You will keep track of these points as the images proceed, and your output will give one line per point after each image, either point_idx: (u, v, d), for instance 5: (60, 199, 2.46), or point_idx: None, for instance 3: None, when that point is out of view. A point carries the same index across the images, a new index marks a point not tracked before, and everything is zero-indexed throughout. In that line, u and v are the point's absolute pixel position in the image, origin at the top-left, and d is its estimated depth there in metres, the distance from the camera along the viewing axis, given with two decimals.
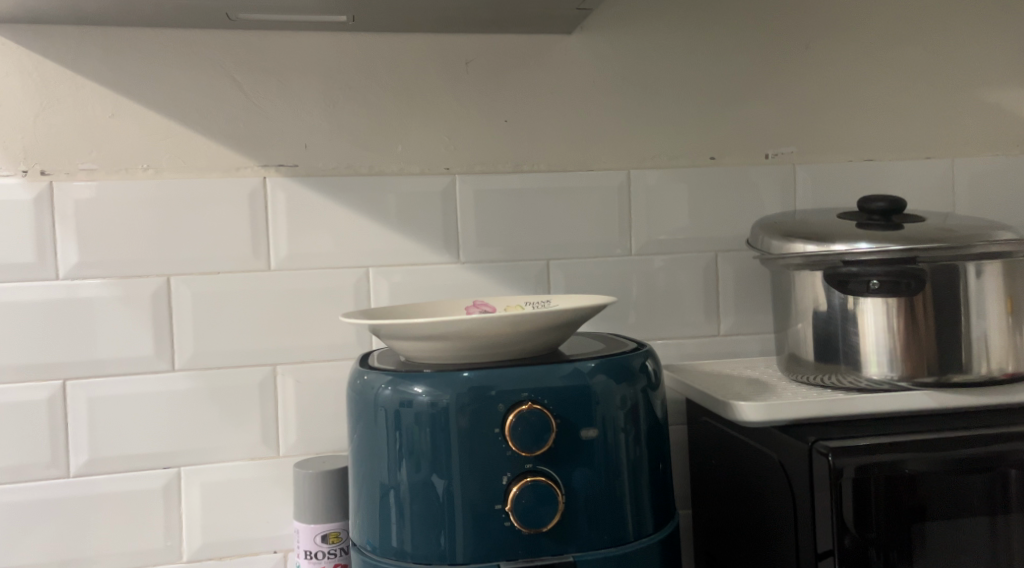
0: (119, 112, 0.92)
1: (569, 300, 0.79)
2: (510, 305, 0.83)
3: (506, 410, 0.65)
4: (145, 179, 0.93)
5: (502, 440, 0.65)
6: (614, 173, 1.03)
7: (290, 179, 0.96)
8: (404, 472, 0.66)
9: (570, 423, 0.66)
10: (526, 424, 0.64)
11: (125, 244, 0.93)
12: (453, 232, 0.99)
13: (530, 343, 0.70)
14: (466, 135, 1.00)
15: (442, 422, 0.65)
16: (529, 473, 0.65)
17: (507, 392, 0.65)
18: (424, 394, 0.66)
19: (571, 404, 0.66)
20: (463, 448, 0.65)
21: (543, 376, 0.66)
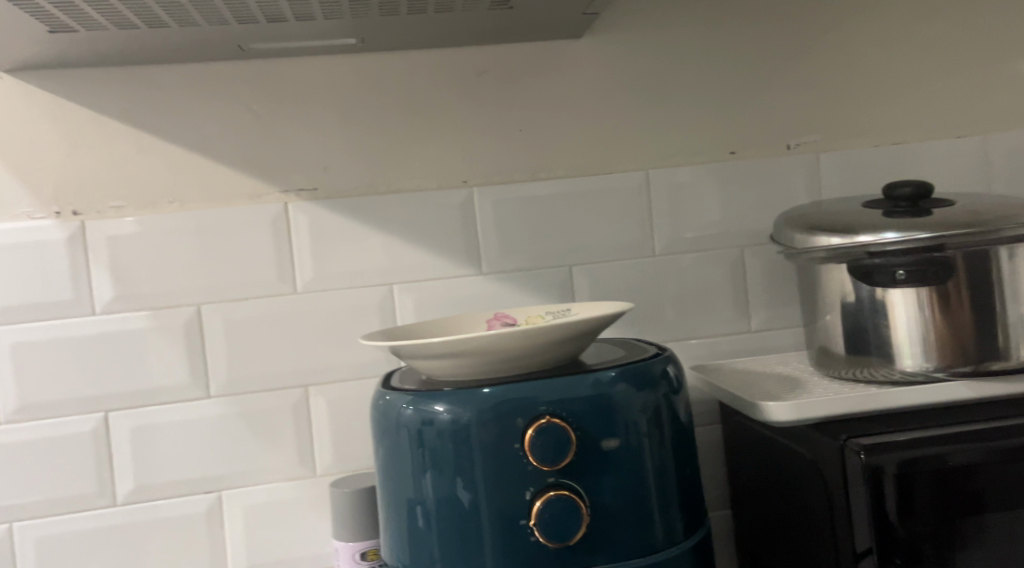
0: (142, 148, 0.95)
1: (590, 308, 0.79)
2: (531, 316, 0.83)
3: (526, 424, 0.65)
4: (170, 212, 0.95)
5: (523, 454, 0.65)
6: (634, 174, 1.02)
7: (311, 202, 0.97)
8: (430, 488, 0.66)
9: (590, 434, 0.65)
10: (545, 439, 0.64)
11: (156, 277, 0.95)
12: (474, 244, 1.00)
13: (550, 355, 0.70)
14: (482, 147, 1.00)
15: (464, 438, 0.65)
16: (552, 487, 0.64)
17: (526, 406, 0.65)
18: (446, 412, 0.66)
19: (591, 415, 0.65)
20: (485, 464, 0.65)
21: (561, 388, 0.66)
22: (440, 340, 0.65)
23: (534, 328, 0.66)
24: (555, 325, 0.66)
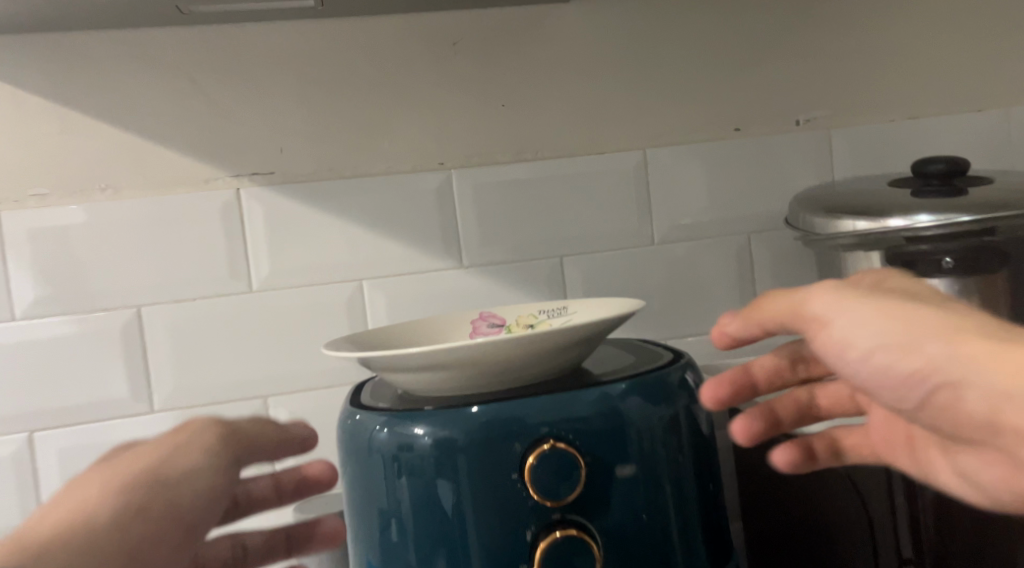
0: (67, 127, 0.82)
1: (588, 307, 0.69)
2: (521, 315, 0.73)
3: (525, 449, 0.54)
4: (102, 201, 0.83)
5: (520, 485, 0.54)
6: (628, 155, 0.92)
7: (266, 188, 0.86)
8: (410, 526, 0.56)
9: (601, 459, 0.55)
10: (547, 467, 0.54)
11: (88, 276, 0.83)
12: (453, 235, 0.89)
13: (552, 364, 0.60)
14: (459, 124, 0.89)
15: (451, 467, 0.55)
16: (559, 525, 0.54)
17: (524, 428, 0.55)
18: (429, 437, 0.55)
19: (601, 437, 0.55)
20: (476, 498, 0.55)
21: (565, 406, 0.55)
22: (425, 351, 0.55)
23: (536, 334, 0.56)
24: (575, 328, 0.57)
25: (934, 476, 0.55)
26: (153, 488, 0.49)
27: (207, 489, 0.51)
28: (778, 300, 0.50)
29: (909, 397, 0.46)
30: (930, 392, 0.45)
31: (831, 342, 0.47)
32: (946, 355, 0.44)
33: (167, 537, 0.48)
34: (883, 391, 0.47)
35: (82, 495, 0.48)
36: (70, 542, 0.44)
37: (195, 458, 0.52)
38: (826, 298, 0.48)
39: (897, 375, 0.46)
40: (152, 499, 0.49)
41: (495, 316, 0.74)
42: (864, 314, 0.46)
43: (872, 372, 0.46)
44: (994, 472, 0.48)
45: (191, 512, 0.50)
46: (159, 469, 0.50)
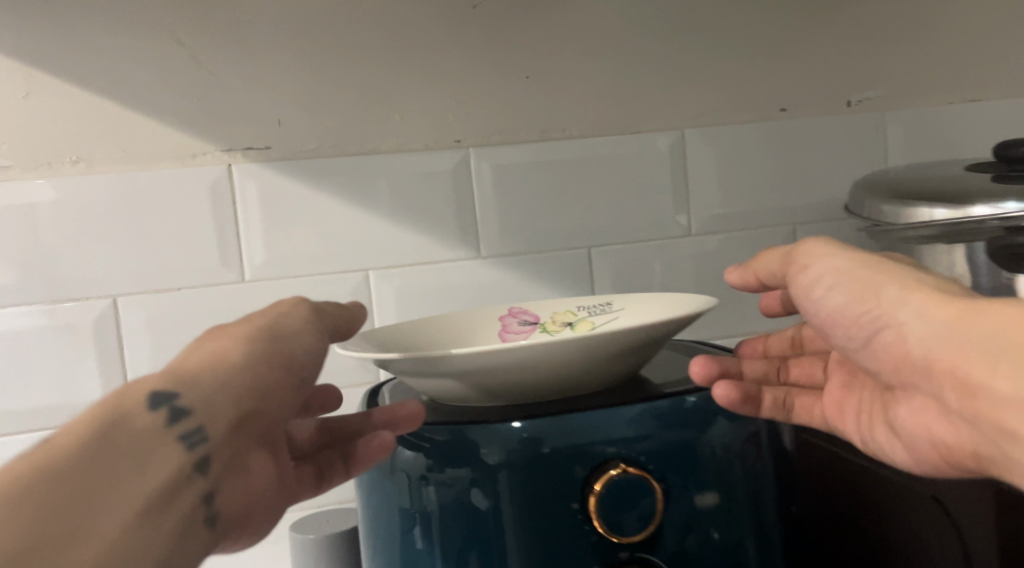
0: (34, 91, 0.72)
1: (638, 305, 0.64)
2: (557, 313, 0.65)
3: (587, 474, 0.47)
4: (74, 175, 0.73)
5: (581, 516, 0.47)
6: (664, 135, 0.83)
7: (261, 165, 0.76)
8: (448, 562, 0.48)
9: (675, 486, 0.47)
10: (617, 496, 0.46)
11: (57, 260, 0.73)
12: (470, 221, 0.80)
13: (601, 370, 0.51)
14: (478, 97, 0.80)
15: (499, 493, 0.47)
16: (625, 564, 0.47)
17: (587, 448, 0.47)
18: (474, 457, 0.48)
19: (675, 460, 0.48)
20: (527, 530, 0.47)
21: (633, 422, 0.47)
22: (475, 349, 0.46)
23: (600, 331, 0.47)
24: (643, 326, 0.48)
25: (871, 438, 0.53)
26: (270, 342, 0.46)
27: (319, 346, 0.48)
28: (776, 253, 0.54)
29: (857, 333, 0.48)
30: (874, 334, 0.47)
31: (803, 285, 0.51)
32: (897, 300, 0.46)
33: (285, 386, 0.45)
34: (834, 329, 0.49)
35: (217, 339, 0.46)
36: (206, 380, 0.43)
37: (303, 319, 0.48)
38: (815, 245, 0.51)
39: (848, 315, 0.48)
40: (271, 350, 0.45)
41: (527, 313, 0.66)
42: (840, 263, 0.49)
43: (829, 313, 0.49)
44: (919, 426, 0.49)
45: (306, 367, 0.47)
46: (272, 321, 0.47)
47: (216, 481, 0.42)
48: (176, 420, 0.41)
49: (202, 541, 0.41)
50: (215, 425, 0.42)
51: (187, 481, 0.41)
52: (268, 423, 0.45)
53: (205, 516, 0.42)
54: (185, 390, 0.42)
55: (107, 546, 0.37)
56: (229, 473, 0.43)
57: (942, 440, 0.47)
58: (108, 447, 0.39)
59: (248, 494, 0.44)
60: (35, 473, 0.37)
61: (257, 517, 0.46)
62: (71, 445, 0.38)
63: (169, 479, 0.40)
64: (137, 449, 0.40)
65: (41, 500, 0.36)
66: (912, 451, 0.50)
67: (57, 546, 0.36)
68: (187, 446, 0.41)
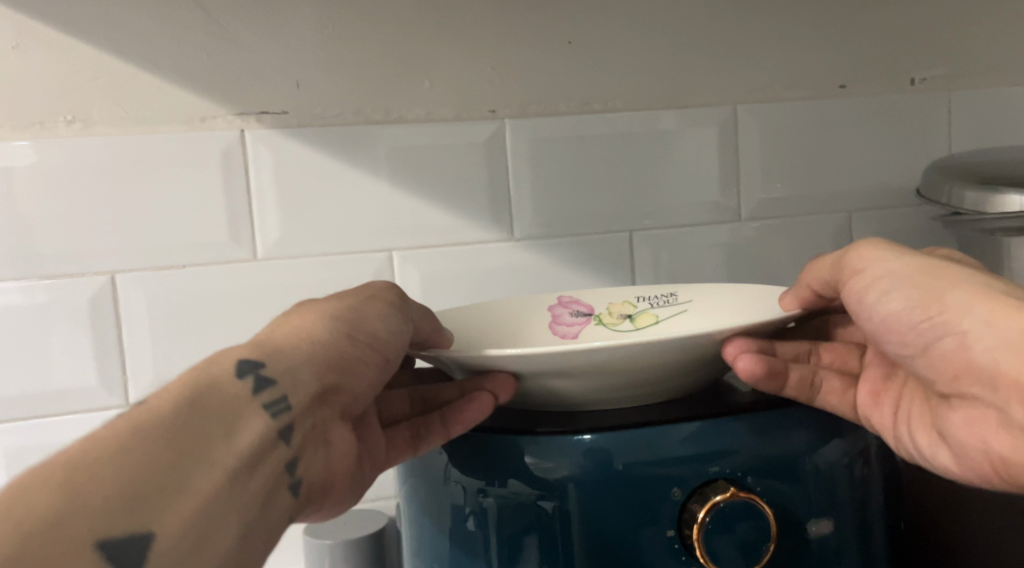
0: (24, 40, 0.64)
1: (708, 300, 0.59)
2: (614, 305, 0.61)
3: (685, 495, 0.44)
4: (66, 136, 0.65)
5: (678, 546, 0.44)
6: (715, 111, 0.77)
7: (277, 131, 0.69)
8: None
9: (781, 511, 0.45)
10: (720, 527, 0.43)
11: (50, 230, 0.66)
12: (504, 199, 0.73)
13: (671, 373, 0.46)
14: (516, 63, 0.73)
15: (589, 514, 0.44)
16: None
17: (685, 466, 0.44)
18: (561, 471, 0.45)
19: (782, 481, 0.45)
20: (617, 555, 0.44)
21: (735, 439, 0.45)
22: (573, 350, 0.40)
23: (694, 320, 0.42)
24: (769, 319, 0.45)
25: (912, 442, 0.46)
26: (351, 321, 0.44)
27: (402, 329, 0.46)
28: (825, 258, 0.46)
29: (914, 341, 0.42)
30: (934, 342, 0.41)
31: (853, 291, 0.44)
32: (962, 304, 0.40)
33: (368, 364, 0.44)
34: (890, 337, 0.43)
35: (297, 318, 0.44)
36: (292, 353, 0.41)
37: (388, 306, 0.46)
38: (873, 246, 0.45)
39: (907, 323, 0.42)
40: (352, 328, 0.44)
41: (578, 304, 0.61)
42: (895, 264, 0.43)
43: (883, 320, 0.43)
44: (972, 437, 0.41)
45: (388, 346, 0.45)
46: (355, 307, 0.45)
47: (298, 449, 0.40)
48: (260, 389, 0.39)
49: (286, 507, 0.39)
50: (296, 398, 0.40)
51: (271, 448, 0.38)
52: (350, 399, 0.44)
53: (290, 484, 0.39)
54: (271, 361, 0.40)
55: (199, 508, 0.34)
56: (309, 446, 0.41)
57: (999, 456, 0.40)
58: (201, 408, 0.36)
59: (326, 467, 0.42)
60: (134, 429, 0.34)
61: (336, 491, 0.43)
62: (167, 404, 0.36)
63: (255, 443, 0.38)
64: (226, 414, 0.37)
65: (142, 456, 0.34)
66: (962, 463, 0.43)
67: (156, 502, 0.33)
68: (270, 414, 0.39)
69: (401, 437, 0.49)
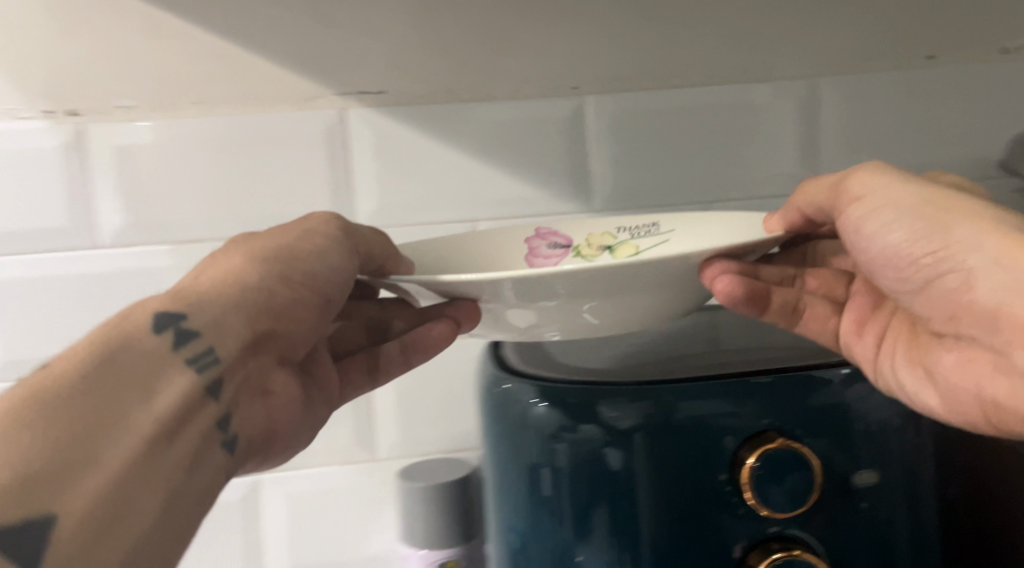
0: (156, 29, 0.72)
1: (687, 228, 0.64)
2: (593, 238, 0.66)
3: (738, 445, 0.49)
4: (192, 116, 0.73)
5: (730, 489, 0.49)
6: (794, 84, 0.78)
7: (376, 110, 0.75)
8: (596, 526, 0.50)
9: (830, 461, 0.49)
10: (768, 471, 0.47)
11: (179, 199, 0.74)
12: (584, 171, 0.77)
13: (690, 306, 0.51)
14: (598, 42, 0.76)
15: (653, 459, 0.49)
16: (774, 539, 0.48)
17: (740, 418, 0.49)
18: (628, 421, 0.49)
19: (833, 435, 0.49)
20: (677, 496, 0.49)
21: (787, 395, 0.49)
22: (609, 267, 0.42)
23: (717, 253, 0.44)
24: (758, 240, 0.46)
25: (896, 378, 0.49)
26: (284, 262, 0.48)
27: (345, 267, 0.51)
28: (821, 181, 0.49)
29: (914, 277, 0.46)
30: (936, 276, 0.45)
31: (851, 217, 0.47)
32: (970, 241, 0.43)
33: (306, 306, 0.49)
34: (888, 268, 0.46)
35: (229, 258, 0.48)
36: (212, 303, 0.45)
37: (331, 242, 0.51)
38: (872, 174, 0.47)
39: (907, 256, 0.45)
40: (288, 269, 0.48)
41: (556, 236, 0.67)
42: (899, 194, 0.45)
43: (881, 251, 0.46)
44: (963, 380, 0.46)
45: (328, 286, 0.50)
46: (291, 245, 0.49)
47: (229, 405, 0.45)
48: (182, 345, 0.43)
49: (220, 459, 0.44)
50: (220, 352, 0.44)
51: (199, 406, 0.43)
52: (287, 340, 0.49)
53: (223, 438, 0.44)
54: (192, 313, 0.44)
55: (117, 471, 0.38)
56: (242, 398, 0.46)
57: (993, 398, 0.45)
58: (115, 368, 0.40)
59: (266, 415, 0.49)
60: (45, 403, 0.38)
61: (281, 437, 0.50)
62: (74, 375, 0.39)
63: (179, 403, 0.42)
64: (144, 375, 0.41)
65: (53, 430, 0.37)
66: (949, 405, 0.47)
67: (64, 477, 0.37)
68: (197, 369, 0.43)
69: (360, 367, 0.58)
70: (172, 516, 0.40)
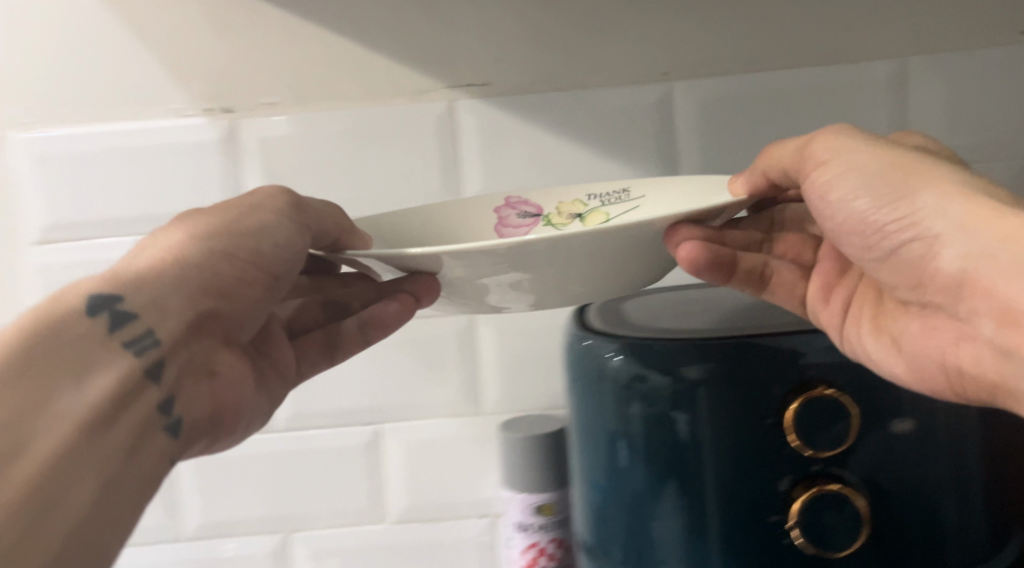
0: (295, 35, 0.83)
1: (653, 195, 0.72)
2: (564, 206, 0.74)
3: (785, 393, 0.55)
4: (324, 110, 0.84)
5: (778, 431, 0.56)
6: (881, 64, 0.81)
7: (482, 100, 0.83)
8: (665, 464, 0.58)
9: (869, 409, 0.55)
10: (809, 415, 0.55)
11: (311, 184, 0.84)
12: (673, 152, 0.83)
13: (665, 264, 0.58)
14: (688, 31, 0.82)
15: (716, 407, 0.56)
16: (817, 476, 0.56)
17: (789, 370, 0.56)
18: (694, 374, 0.56)
19: (872, 386, 0.56)
20: (735, 439, 0.56)
21: (831, 350, 0.56)
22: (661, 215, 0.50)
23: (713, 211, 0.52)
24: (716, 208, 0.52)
25: (862, 345, 0.55)
26: (233, 239, 0.55)
27: (291, 242, 0.57)
28: (782, 148, 0.55)
29: (882, 246, 0.51)
30: (901, 244, 0.50)
31: (815, 185, 0.53)
32: (934, 209, 0.49)
33: (250, 283, 0.55)
34: (855, 236, 0.52)
35: (168, 239, 0.54)
36: (147, 288, 0.51)
37: (280, 220, 0.57)
38: (830, 142, 0.52)
39: (872, 222, 0.51)
40: (231, 248, 0.54)
41: (527, 205, 0.74)
42: (857, 162, 0.51)
43: (847, 218, 0.52)
44: (930, 346, 0.53)
45: (276, 264, 0.56)
46: (232, 222, 0.56)
47: (171, 388, 0.51)
48: (116, 329, 0.49)
49: (163, 439, 0.50)
50: (157, 333, 0.50)
51: (139, 389, 0.49)
52: (226, 320, 0.55)
53: (166, 417, 0.51)
54: (129, 297, 0.50)
55: (50, 453, 0.44)
56: (186, 382, 0.53)
57: (959, 369, 0.51)
58: (52, 352, 0.47)
59: (211, 394, 0.55)
60: None
61: (229, 414, 0.57)
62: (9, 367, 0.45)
63: (115, 387, 0.48)
64: (77, 363, 0.47)
65: None
66: (914, 370, 0.54)
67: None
68: (134, 352, 0.49)
69: (318, 344, 0.66)
70: (108, 489, 0.46)
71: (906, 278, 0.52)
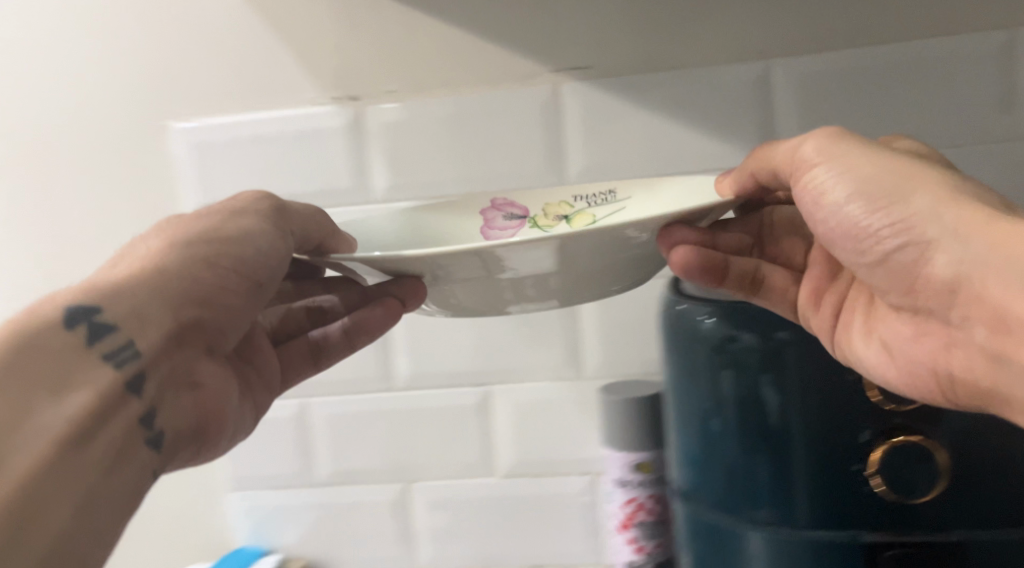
0: (413, 26, 0.89)
1: (638, 195, 0.77)
2: (550, 207, 0.80)
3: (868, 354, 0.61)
4: (440, 96, 0.90)
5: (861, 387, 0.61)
6: (985, 37, 0.81)
7: (585, 83, 0.88)
8: (755, 417, 0.64)
9: None
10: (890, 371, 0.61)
11: (427, 164, 0.91)
12: (771, 129, 0.86)
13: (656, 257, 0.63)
14: (787, 10, 0.84)
15: (803, 365, 0.62)
16: (898, 429, 0.60)
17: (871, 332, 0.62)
18: (785, 335, 0.63)
19: None
20: (821, 396, 0.62)
21: None
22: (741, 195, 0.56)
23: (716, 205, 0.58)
24: (702, 208, 0.58)
25: (853, 351, 0.61)
26: (220, 246, 0.61)
27: (266, 248, 0.63)
28: (774, 151, 0.61)
29: (875, 254, 0.57)
30: (894, 251, 0.56)
31: (808, 189, 0.59)
32: (926, 215, 0.55)
33: (236, 289, 0.61)
34: (846, 239, 0.58)
35: (152, 245, 0.61)
36: (130, 300, 0.57)
37: (261, 231, 0.63)
38: (824, 145, 0.58)
39: (864, 225, 0.57)
40: (212, 255, 0.60)
41: (512, 207, 0.81)
42: (849, 165, 0.57)
43: (839, 222, 0.58)
44: (919, 352, 0.59)
45: (259, 272, 0.62)
46: (215, 230, 0.62)
47: (155, 397, 0.58)
48: (98, 343, 0.55)
49: (142, 449, 0.56)
50: (137, 346, 0.56)
51: (121, 400, 0.55)
52: (207, 333, 0.61)
53: (145, 425, 0.57)
54: (108, 309, 0.56)
55: (32, 466, 0.49)
56: (168, 394, 0.59)
57: (946, 375, 0.57)
58: (33, 367, 0.52)
59: (194, 403, 0.62)
60: None
61: (214, 422, 0.64)
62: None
63: (96, 398, 0.54)
64: (58, 379, 0.53)
65: None
66: (903, 376, 0.59)
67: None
68: (116, 365, 0.55)
69: (305, 351, 0.75)
70: (88, 492, 0.51)
71: (898, 285, 0.58)
